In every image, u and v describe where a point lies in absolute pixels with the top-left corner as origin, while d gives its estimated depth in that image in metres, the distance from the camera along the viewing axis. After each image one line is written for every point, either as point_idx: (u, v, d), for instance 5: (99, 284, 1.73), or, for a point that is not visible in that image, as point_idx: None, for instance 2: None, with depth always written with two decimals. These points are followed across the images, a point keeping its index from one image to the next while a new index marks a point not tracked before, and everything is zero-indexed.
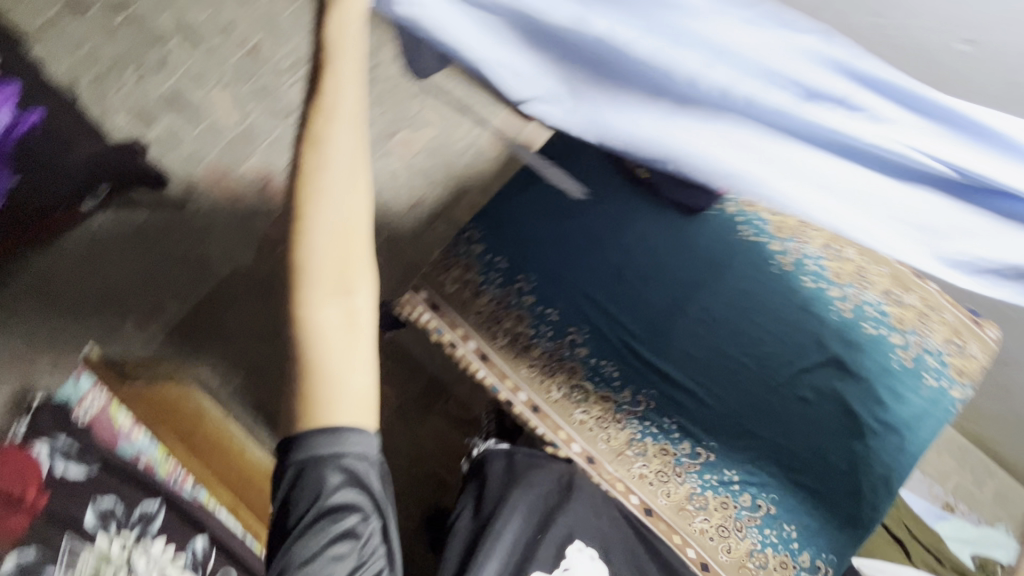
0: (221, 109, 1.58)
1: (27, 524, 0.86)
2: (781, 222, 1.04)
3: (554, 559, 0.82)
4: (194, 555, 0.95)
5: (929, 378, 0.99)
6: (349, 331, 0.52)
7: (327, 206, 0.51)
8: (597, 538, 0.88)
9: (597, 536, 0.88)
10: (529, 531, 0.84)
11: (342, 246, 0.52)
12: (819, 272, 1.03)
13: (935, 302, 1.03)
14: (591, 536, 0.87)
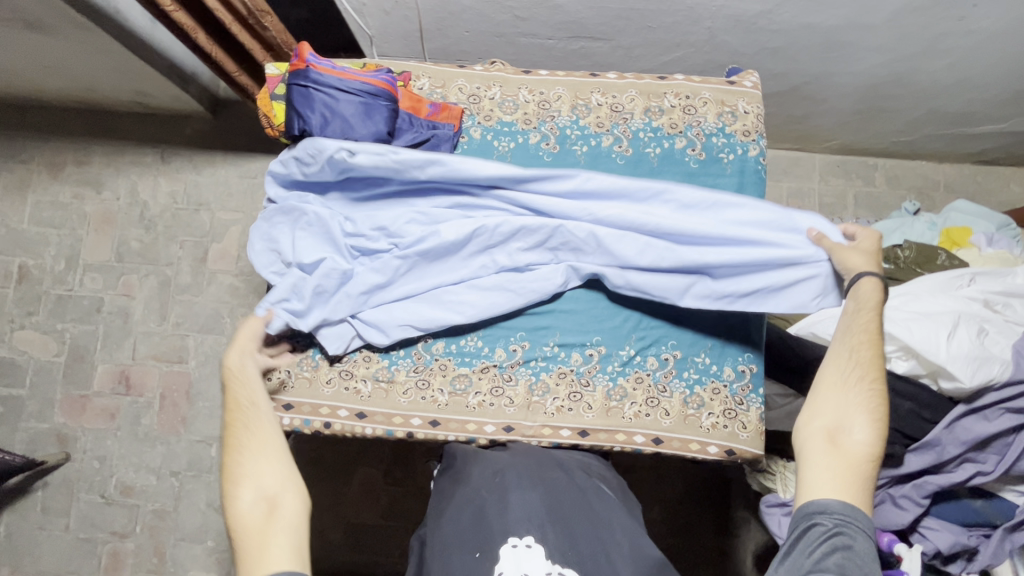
0: None
1: None
2: (523, 115, 1.03)
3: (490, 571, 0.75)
4: None
5: (724, 156, 1.01)
6: (267, 520, 0.76)
7: (244, 451, 0.83)
8: (534, 520, 0.79)
9: (534, 513, 0.80)
10: (461, 556, 0.77)
11: (265, 464, 0.81)
12: (582, 133, 1.03)
13: (690, 87, 1.03)
14: (525, 522, 0.79)
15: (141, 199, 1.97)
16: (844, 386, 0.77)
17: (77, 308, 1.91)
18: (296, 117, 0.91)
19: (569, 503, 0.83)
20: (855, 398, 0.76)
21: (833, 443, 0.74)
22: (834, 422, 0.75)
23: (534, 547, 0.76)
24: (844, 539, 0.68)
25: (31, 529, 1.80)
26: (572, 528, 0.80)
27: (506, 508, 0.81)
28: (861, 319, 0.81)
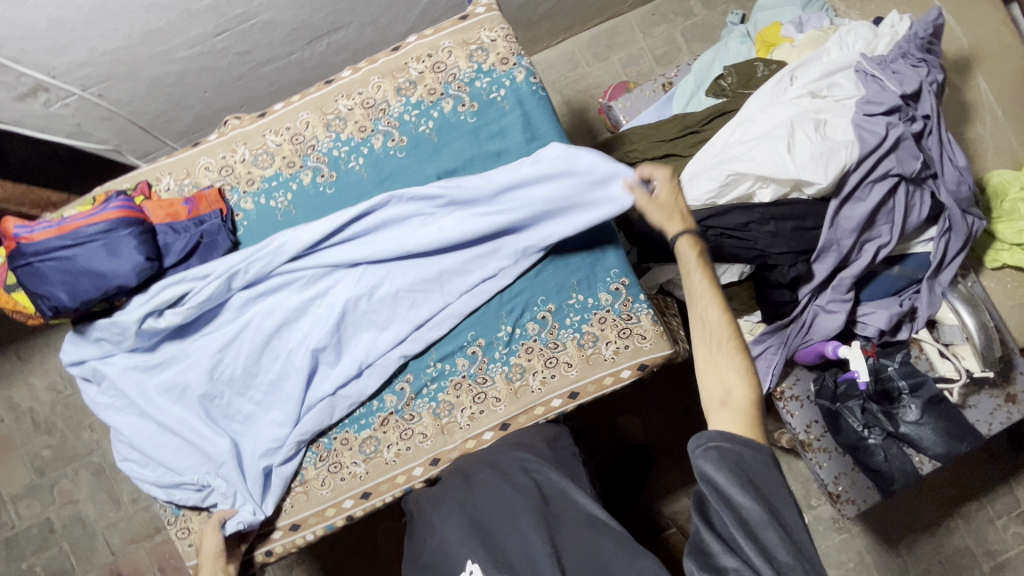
0: None
1: None
2: (282, 159, 0.94)
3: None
4: None
5: (496, 95, 0.94)
6: None
7: None
8: (468, 542, 0.74)
9: (465, 535, 0.75)
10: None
11: None
12: (350, 145, 0.94)
13: (427, 45, 0.94)
14: (461, 549, 0.74)
15: (25, 407, 1.83)
16: (709, 351, 0.77)
17: (29, 540, 1.79)
18: (42, 300, 0.81)
19: (497, 503, 0.78)
20: (721, 359, 0.75)
21: (726, 410, 0.72)
22: (726, 388, 0.74)
23: (475, 572, 0.71)
24: (720, 449, 0.67)
25: None
26: (506, 530, 0.75)
27: (445, 542, 0.76)
28: (694, 281, 0.81)
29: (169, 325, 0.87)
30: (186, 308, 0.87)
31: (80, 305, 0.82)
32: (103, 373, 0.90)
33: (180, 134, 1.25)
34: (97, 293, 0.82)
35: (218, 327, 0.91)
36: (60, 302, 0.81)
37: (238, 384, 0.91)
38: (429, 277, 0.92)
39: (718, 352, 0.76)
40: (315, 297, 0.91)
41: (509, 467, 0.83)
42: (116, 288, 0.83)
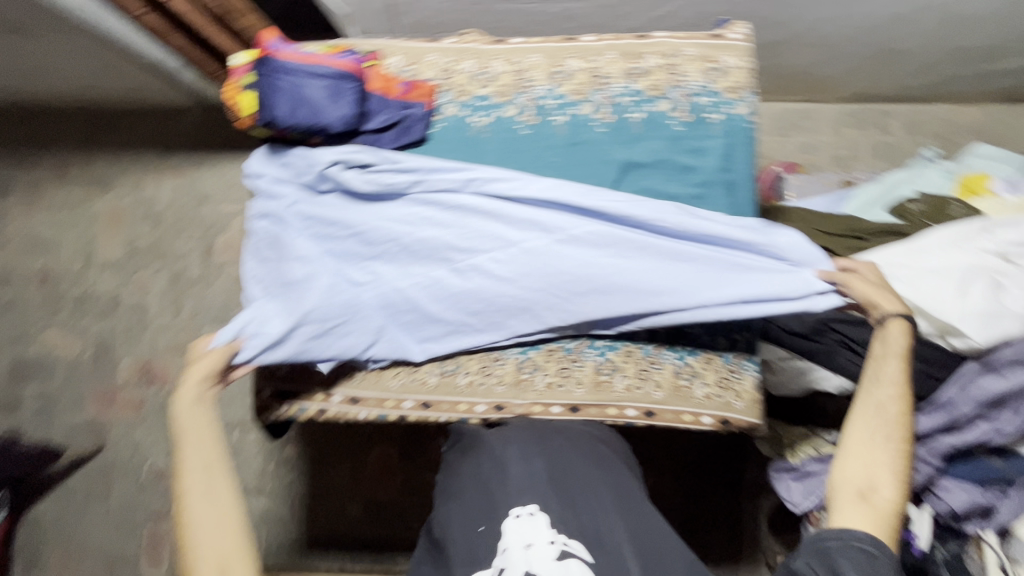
0: (69, 347, 1.97)
1: None
2: (499, 87, 0.99)
3: (494, 546, 0.68)
4: None
5: (711, 117, 0.96)
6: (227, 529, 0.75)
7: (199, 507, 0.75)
8: (534, 490, 0.73)
9: (539, 483, 0.74)
10: (465, 529, 0.72)
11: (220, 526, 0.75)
12: (562, 101, 0.98)
13: (673, 46, 0.97)
14: (526, 492, 0.73)
15: (147, 195, 2.01)
16: (867, 434, 0.81)
17: (97, 305, 1.98)
18: (263, 106, 0.89)
19: (579, 477, 0.77)
20: (875, 447, 0.79)
21: (864, 502, 0.76)
22: (874, 478, 0.77)
23: (537, 516, 0.69)
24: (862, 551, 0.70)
25: (74, 514, 1.92)
26: (581, 501, 0.73)
27: (512, 476, 0.75)
28: (886, 369, 0.84)
29: (348, 180, 0.94)
30: (373, 176, 0.94)
31: (287, 126, 0.90)
32: (271, 193, 0.97)
33: (403, 28, 1.34)
34: (306, 123, 0.90)
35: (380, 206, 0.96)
36: (275, 115, 0.89)
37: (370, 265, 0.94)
38: (588, 261, 0.92)
39: (875, 440, 0.80)
40: (477, 232, 0.94)
41: (591, 452, 0.83)
42: (320, 127, 0.91)
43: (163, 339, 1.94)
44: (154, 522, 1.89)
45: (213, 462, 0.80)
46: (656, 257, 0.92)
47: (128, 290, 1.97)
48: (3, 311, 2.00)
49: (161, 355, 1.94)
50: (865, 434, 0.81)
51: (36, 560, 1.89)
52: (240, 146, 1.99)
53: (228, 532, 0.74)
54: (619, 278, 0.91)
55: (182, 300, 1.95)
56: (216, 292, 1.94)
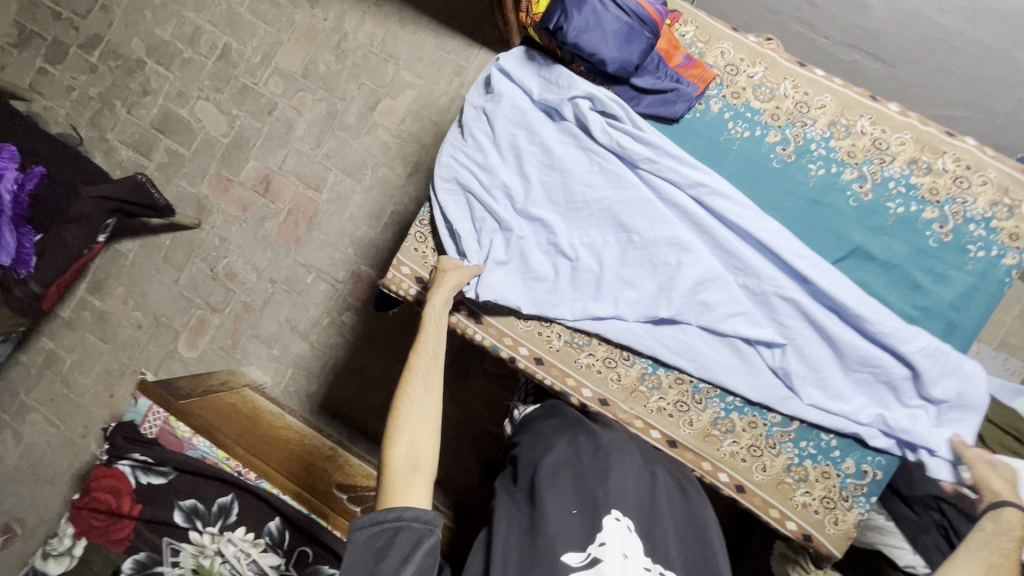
0: (211, 123, 2.06)
1: (130, 528, 1.42)
2: (774, 108, 0.92)
3: (589, 535, 0.70)
4: (271, 536, 1.35)
5: (972, 251, 0.87)
6: (423, 425, 0.80)
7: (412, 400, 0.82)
8: (634, 503, 0.75)
9: (636, 501, 0.76)
10: (557, 507, 0.73)
11: (424, 423, 0.80)
12: (829, 155, 0.91)
13: (976, 160, 0.87)
14: (625, 501, 0.75)
15: (343, 28, 2.01)
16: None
17: (254, 102, 2.05)
18: (557, 13, 0.85)
19: (672, 512, 0.78)
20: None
21: None
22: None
23: (631, 531, 0.72)
24: None
25: (150, 266, 2.07)
26: (670, 535, 0.75)
27: (615, 478, 0.77)
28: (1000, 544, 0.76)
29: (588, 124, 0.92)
30: (611, 132, 0.92)
31: (568, 42, 0.85)
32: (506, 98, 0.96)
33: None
34: (587, 49, 0.85)
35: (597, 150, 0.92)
36: (565, 26, 0.84)
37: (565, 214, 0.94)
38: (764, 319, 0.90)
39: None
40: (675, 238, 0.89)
41: (690, 491, 0.84)
42: (596, 59, 0.87)
43: (291, 161, 2.01)
44: (205, 309, 2.02)
45: (439, 354, 0.86)
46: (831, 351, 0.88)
47: (284, 101, 2.03)
48: (177, 64, 2.11)
49: (283, 174, 2.01)
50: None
51: (101, 282, 2.08)
52: (446, 17, 1.94)
53: (431, 426, 0.80)
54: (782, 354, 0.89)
55: (324, 136, 2.00)
56: (356, 146, 1.98)
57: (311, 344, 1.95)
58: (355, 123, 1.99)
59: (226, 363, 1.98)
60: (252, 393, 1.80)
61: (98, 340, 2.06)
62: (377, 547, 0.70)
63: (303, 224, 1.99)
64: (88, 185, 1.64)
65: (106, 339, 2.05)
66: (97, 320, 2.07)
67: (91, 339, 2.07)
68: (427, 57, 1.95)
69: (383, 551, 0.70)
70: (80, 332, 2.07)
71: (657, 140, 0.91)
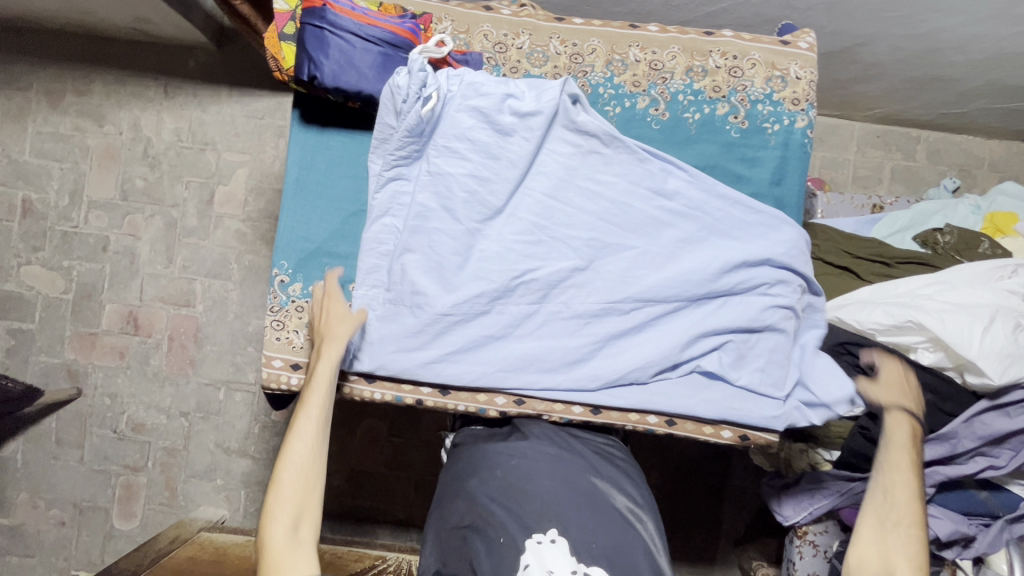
0: (46, 284, 1.87)
1: None
2: (554, 68, 0.94)
3: (517, 561, 0.77)
4: None
5: (770, 127, 0.93)
6: (303, 474, 0.82)
7: (294, 446, 0.83)
8: (552, 516, 0.80)
9: (554, 509, 0.81)
10: (488, 544, 0.79)
11: (305, 469, 0.83)
12: (618, 93, 0.94)
13: (739, 49, 0.93)
14: (545, 517, 0.80)
15: (144, 134, 1.87)
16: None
17: (82, 245, 1.87)
18: (303, 65, 0.82)
19: (592, 493, 0.84)
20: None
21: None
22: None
23: (557, 541, 0.78)
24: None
25: (45, 458, 1.86)
26: (593, 517, 0.81)
27: (531, 489, 0.83)
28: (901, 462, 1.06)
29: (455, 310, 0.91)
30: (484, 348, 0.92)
31: (329, 89, 0.83)
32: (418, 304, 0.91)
33: None
34: (350, 89, 0.84)
35: (400, 330, 0.92)
36: (318, 76, 0.82)
37: (481, 159, 0.91)
38: (651, 285, 0.92)
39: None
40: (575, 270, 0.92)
41: (599, 458, 0.90)
42: (363, 96, 0.85)
43: (149, 288, 1.86)
44: (126, 474, 1.85)
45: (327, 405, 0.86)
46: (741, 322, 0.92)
47: (115, 232, 1.87)
48: None
49: (146, 304, 1.86)
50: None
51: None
52: (245, 86, 1.86)
53: (309, 483, 0.82)
54: (697, 247, 0.92)
55: (173, 249, 1.86)
56: (210, 245, 1.86)
57: (253, 457, 1.84)
58: (198, 222, 1.86)
59: (174, 516, 1.83)
60: (211, 534, 1.68)
61: (24, 557, 1.85)
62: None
63: (190, 345, 1.85)
64: None
65: (32, 551, 1.85)
66: (14, 537, 1.85)
67: (16, 559, 1.85)
68: (240, 128, 1.86)
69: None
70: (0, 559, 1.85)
71: None
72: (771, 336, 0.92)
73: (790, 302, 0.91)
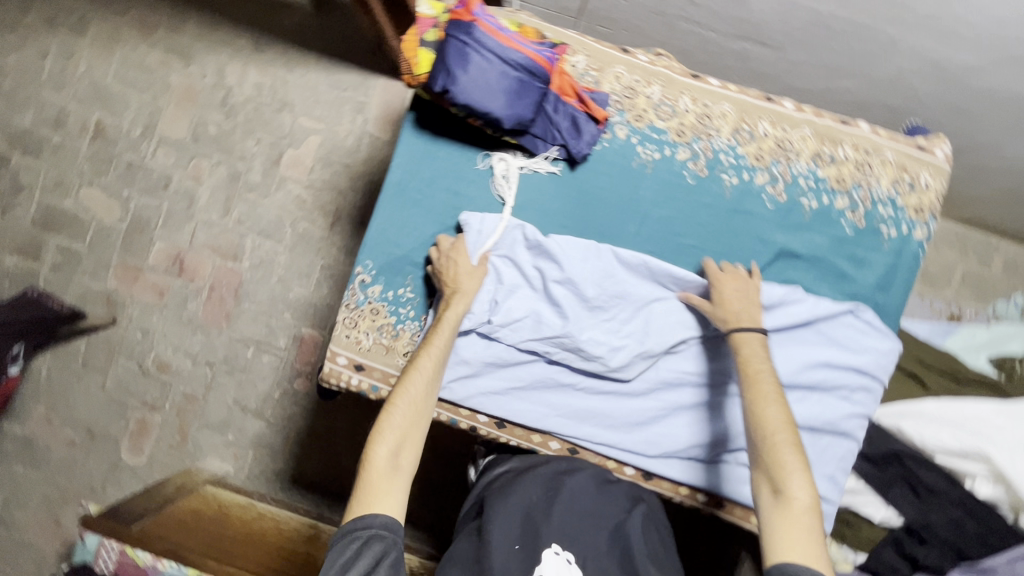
0: (102, 209, 1.88)
1: None
2: (678, 124, 0.92)
3: (526, 567, 0.79)
4: None
5: (885, 231, 0.90)
6: (411, 423, 0.84)
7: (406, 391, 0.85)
8: (579, 541, 0.83)
9: (570, 536, 0.83)
10: (503, 540, 0.83)
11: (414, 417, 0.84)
12: (738, 163, 0.92)
13: (870, 143, 0.91)
14: (567, 536, 0.83)
15: (226, 83, 1.87)
16: (774, 423, 0.79)
17: (145, 179, 1.88)
18: (439, 77, 0.80)
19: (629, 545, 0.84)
20: (789, 459, 0.77)
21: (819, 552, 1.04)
22: (755, 498, 0.79)
23: (572, 564, 0.80)
24: None
25: (68, 378, 1.88)
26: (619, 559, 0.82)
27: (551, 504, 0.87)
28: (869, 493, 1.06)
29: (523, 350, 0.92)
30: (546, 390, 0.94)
31: (459, 106, 0.81)
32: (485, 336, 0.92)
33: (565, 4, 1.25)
34: (479, 109, 0.82)
35: (471, 357, 0.92)
36: (451, 92, 0.80)
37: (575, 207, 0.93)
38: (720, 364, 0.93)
39: (800, 460, 0.76)
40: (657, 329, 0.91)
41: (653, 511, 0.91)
42: (489, 118, 0.83)
43: (200, 234, 1.87)
44: (142, 410, 1.87)
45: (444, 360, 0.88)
46: (812, 416, 0.89)
47: (180, 172, 1.87)
48: (47, 153, 1.90)
49: (195, 250, 1.87)
50: (752, 452, 0.81)
51: (18, 406, 1.88)
52: (335, 55, 1.86)
53: (416, 433, 0.83)
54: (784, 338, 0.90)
55: (232, 201, 1.87)
56: (268, 205, 1.86)
57: (267, 421, 1.85)
58: (261, 180, 1.86)
59: (179, 461, 1.85)
60: (214, 488, 1.69)
61: (27, 470, 1.87)
62: (341, 561, 0.74)
63: (229, 298, 1.86)
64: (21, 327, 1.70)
65: (35, 465, 1.87)
66: (21, 447, 1.88)
67: (19, 469, 1.87)
68: (321, 94, 1.86)
69: (353, 561, 0.74)
70: (4, 466, 1.88)
71: (578, 181, 0.92)
72: (839, 441, 0.90)
73: (868, 412, 0.90)
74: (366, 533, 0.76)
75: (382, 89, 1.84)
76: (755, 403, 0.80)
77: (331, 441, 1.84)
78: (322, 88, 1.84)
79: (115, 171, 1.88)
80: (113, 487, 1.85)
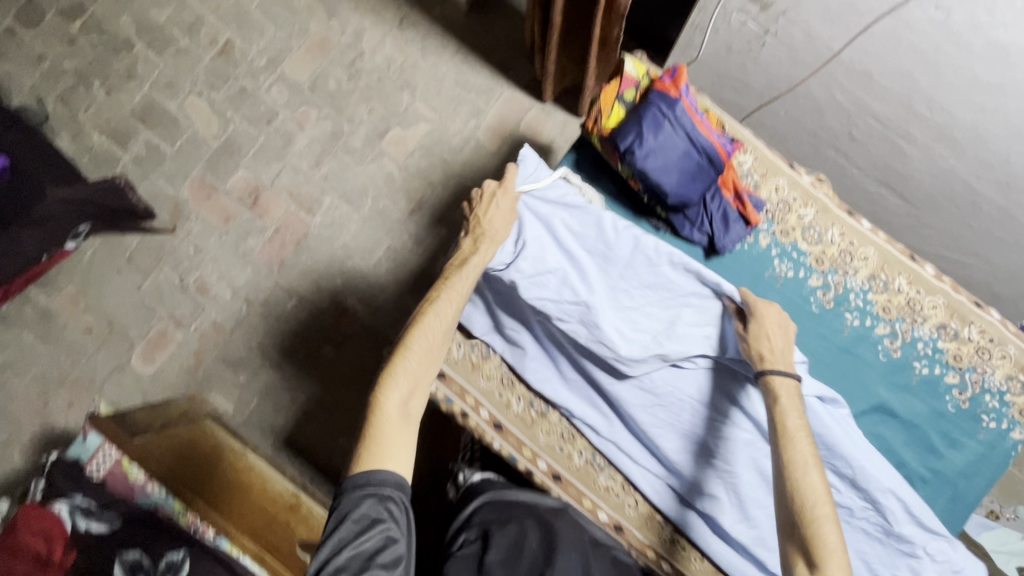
0: (202, 121, 1.90)
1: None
2: (821, 253, 1.06)
3: None
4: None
5: (984, 419, 1.00)
6: (417, 367, 1.01)
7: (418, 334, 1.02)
8: None
9: None
10: None
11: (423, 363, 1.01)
12: (865, 307, 1.04)
13: (997, 336, 1.00)
14: None
15: (361, 46, 1.91)
16: (817, 498, 0.86)
17: (252, 108, 1.90)
18: (628, 136, 0.82)
19: None
20: (828, 538, 0.83)
21: None
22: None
23: None
24: None
25: (109, 268, 1.87)
26: None
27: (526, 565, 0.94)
28: None
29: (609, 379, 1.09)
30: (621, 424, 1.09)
31: (635, 169, 0.83)
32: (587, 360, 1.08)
33: None
34: (651, 179, 0.83)
35: None
36: (634, 154, 0.82)
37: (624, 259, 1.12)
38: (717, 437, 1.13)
39: (839, 541, 0.82)
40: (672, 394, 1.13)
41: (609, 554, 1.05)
42: (656, 189, 0.85)
43: (285, 176, 1.88)
44: (167, 322, 1.86)
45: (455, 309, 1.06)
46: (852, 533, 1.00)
47: (287, 113, 1.90)
48: (170, 51, 1.93)
49: (274, 189, 1.88)
50: (784, 533, 0.88)
51: (51, 278, 1.87)
52: (471, 56, 1.91)
53: (421, 375, 1.01)
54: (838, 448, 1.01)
55: (325, 156, 1.89)
56: (358, 172, 1.88)
57: (282, 375, 1.83)
58: (360, 147, 1.89)
59: (184, 384, 1.83)
60: (213, 425, 1.67)
61: (36, 341, 1.85)
62: (350, 521, 0.84)
63: (290, 246, 1.86)
64: (94, 205, 1.61)
65: (45, 339, 1.85)
66: (39, 317, 1.86)
67: (29, 338, 1.86)
68: (444, 87, 1.89)
69: (362, 517, 0.84)
70: (15, 330, 1.86)
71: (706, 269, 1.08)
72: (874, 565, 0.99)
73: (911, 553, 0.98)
74: (376, 484, 0.87)
75: (503, 103, 1.87)
76: (796, 472, 0.89)
77: (336, 416, 1.81)
78: (449, 82, 1.89)
79: (227, 90, 1.91)
80: (111, 387, 1.83)
